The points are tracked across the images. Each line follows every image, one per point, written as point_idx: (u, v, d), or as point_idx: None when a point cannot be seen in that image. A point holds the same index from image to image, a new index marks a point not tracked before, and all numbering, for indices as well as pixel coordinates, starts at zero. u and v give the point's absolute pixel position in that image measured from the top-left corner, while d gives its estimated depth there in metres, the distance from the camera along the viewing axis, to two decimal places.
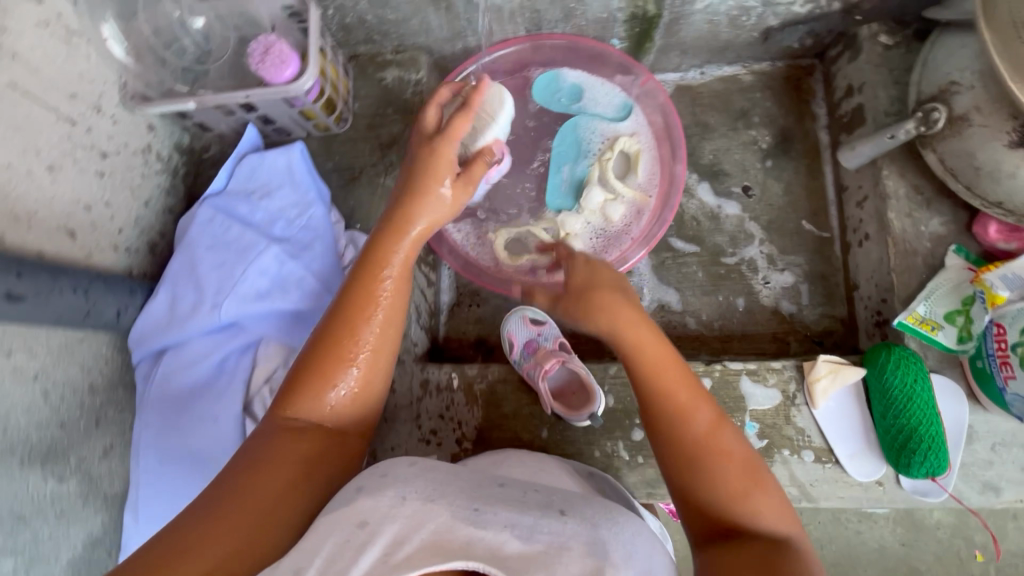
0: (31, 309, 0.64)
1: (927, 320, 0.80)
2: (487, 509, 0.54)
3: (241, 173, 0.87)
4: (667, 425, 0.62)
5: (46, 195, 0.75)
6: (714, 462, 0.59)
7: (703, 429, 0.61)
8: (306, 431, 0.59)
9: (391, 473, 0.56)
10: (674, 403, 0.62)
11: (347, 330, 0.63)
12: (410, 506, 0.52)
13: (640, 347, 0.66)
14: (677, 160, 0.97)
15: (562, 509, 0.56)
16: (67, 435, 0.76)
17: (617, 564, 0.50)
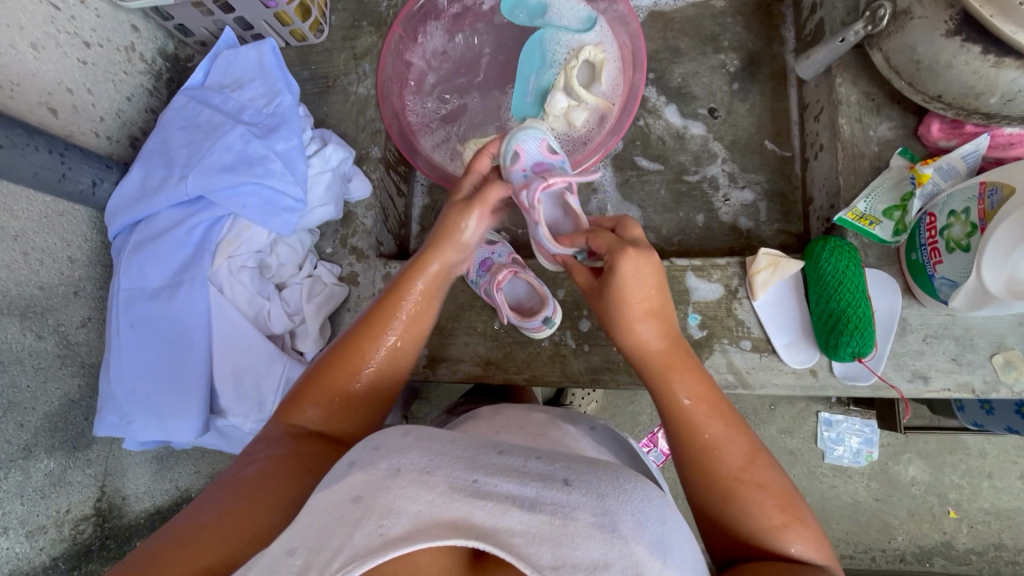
0: (9, 159, 0.69)
1: (867, 216, 0.83)
2: (487, 479, 0.48)
3: (217, 68, 0.92)
4: (697, 440, 0.59)
5: (28, 70, 0.80)
6: (722, 454, 0.58)
7: (731, 445, 0.58)
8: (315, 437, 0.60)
9: (385, 444, 0.50)
10: (705, 411, 0.60)
11: (369, 344, 0.65)
12: (404, 479, 0.46)
13: (664, 360, 0.64)
14: (638, 73, 1.02)
15: (567, 478, 0.48)
16: (46, 297, 0.82)
17: (629, 537, 0.44)
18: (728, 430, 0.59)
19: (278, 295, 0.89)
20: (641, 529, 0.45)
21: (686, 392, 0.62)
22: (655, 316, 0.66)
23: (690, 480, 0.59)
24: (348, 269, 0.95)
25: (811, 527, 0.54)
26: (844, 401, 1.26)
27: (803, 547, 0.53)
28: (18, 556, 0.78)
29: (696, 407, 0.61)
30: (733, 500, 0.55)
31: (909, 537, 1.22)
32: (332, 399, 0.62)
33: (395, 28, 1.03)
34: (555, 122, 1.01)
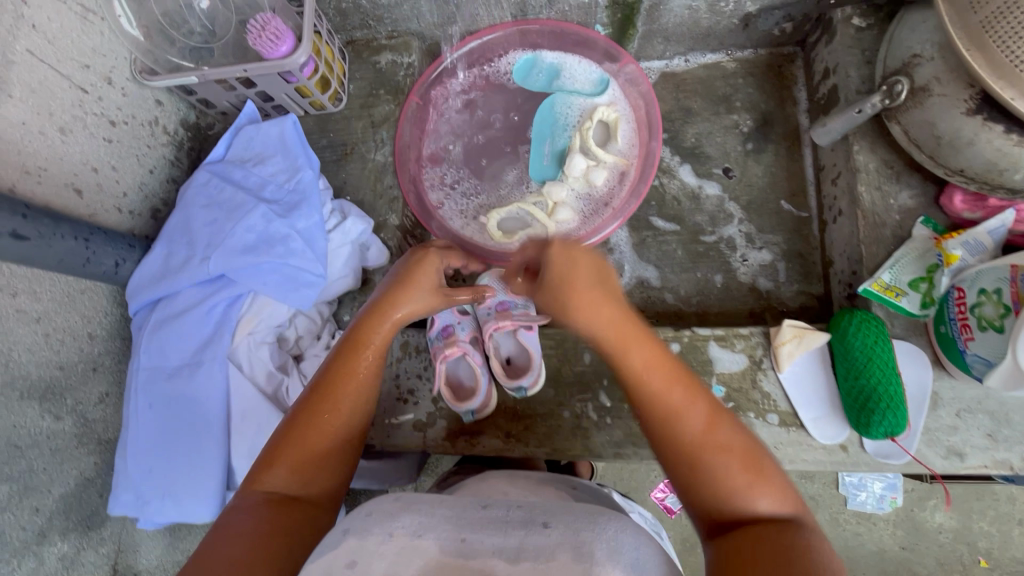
0: (35, 250, 0.70)
1: (892, 287, 0.82)
2: (474, 535, 0.48)
3: (239, 143, 0.94)
4: (659, 402, 0.56)
5: (56, 154, 0.81)
6: (692, 447, 0.54)
7: (695, 404, 0.56)
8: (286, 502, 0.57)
9: (376, 509, 0.51)
10: (662, 367, 0.57)
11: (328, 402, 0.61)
12: (397, 543, 0.47)
13: (614, 295, 0.61)
14: (654, 138, 1.02)
15: (545, 521, 0.49)
16: (65, 376, 0.82)
17: (607, 564, 0.44)
18: (688, 397, 0.56)
19: (296, 369, 0.88)
20: (619, 556, 0.45)
21: (642, 358, 0.57)
22: (595, 272, 0.62)
23: (653, 405, 0.56)
24: None
25: (784, 489, 0.52)
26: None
27: (766, 506, 0.51)
28: None
29: (649, 379, 0.56)
30: (702, 477, 0.53)
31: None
32: (296, 460, 0.58)
33: (412, 97, 1.05)
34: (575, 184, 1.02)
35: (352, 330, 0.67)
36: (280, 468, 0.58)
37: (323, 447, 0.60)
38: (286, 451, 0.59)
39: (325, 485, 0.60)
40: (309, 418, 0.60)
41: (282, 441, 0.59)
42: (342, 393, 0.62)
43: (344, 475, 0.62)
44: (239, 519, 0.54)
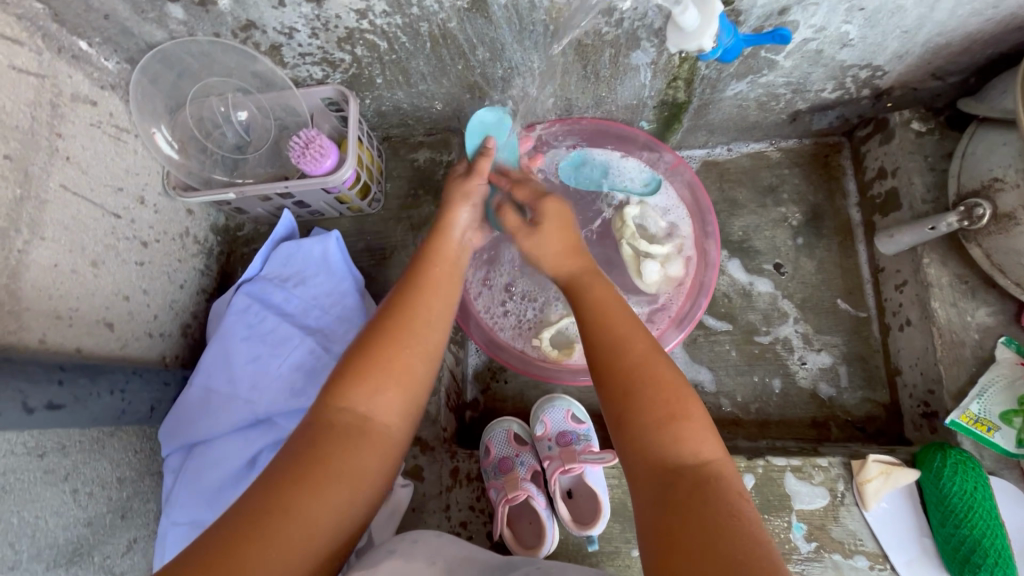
0: (70, 415, 0.64)
1: (983, 420, 0.78)
2: None
3: (277, 258, 0.87)
4: (660, 435, 0.59)
5: (88, 290, 0.75)
6: (658, 431, 0.59)
7: (703, 444, 0.59)
8: (350, 426, 0.60)
9: None
10: (668, 404, 0.60)
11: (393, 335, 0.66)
12: None
13: (620, 330, 0.66)
14: (709, 239, 1.00)
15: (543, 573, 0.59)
16: (93, 532, 0.75)
17: None
18: (694, 434, 0.59)
19: None
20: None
21: (665, 374, 0.62)
22: (609, 298, 0.71)
23: (642, 459, 0.59)
24: (412, 463, 0.88)
25: (762, 531, 0.52)
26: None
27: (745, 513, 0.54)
28: None
29: (650, 371, 0.62)
30: (692, 514, 0.53)
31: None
32: (371, 376, 0.62)
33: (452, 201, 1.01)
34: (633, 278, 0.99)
35: (423, 260, 0.76)
36: (356, 388, 0.62)
37: (399, 372, 0.64)
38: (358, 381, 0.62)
39: (400, 414, 0.63)
40: (385, 346, 0.65)
41: (353, 366, 0.63)
42: (415, 321, 0.68)
43: (417, 413, 0.66)
44: (309, 441, 0.58)
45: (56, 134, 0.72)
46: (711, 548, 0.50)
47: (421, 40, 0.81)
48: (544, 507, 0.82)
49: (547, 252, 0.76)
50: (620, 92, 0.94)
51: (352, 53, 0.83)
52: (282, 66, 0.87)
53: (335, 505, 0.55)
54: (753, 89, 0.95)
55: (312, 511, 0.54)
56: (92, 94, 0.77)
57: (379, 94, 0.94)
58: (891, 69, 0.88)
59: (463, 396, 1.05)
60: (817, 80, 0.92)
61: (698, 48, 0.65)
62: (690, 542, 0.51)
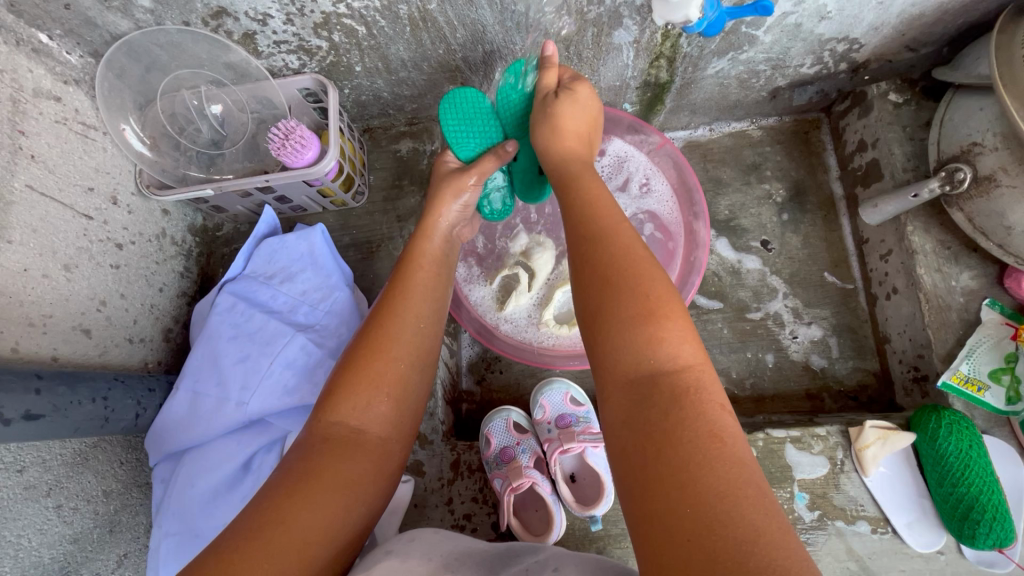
0: (49, 425, 0.60)
1: (973, 380, 0.79)
2: None
3: (260, 256, 0.85)
4: (637, 338, 0.55)
5: (61, 295, 0.72)
6: (636, 329, 0.55)
7: (683, 347, 0.54)
8: (348, 437, 0.58)
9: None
10: (648, 306, 0.56)
11: (385, 341, 0.65)
12: None
13: (608, 239, 0.62)
14: (698, 219, 1.00)
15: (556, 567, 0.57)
16: (79, 549, 0.72)
17: None
18: (676, 336, 0.55)
19: None
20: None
21: (646, 282, 0.58)
22: (600, 204, 0.67)
23: (614, 372, 0.55)
24: (412, 459, 0.87)
25: (745, 451, 0.48)
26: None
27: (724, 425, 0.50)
28: None
29: (635, 278, 0.58)
30: (668, 435, 0.49)
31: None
32: (369, 382, 0.61)
33: None
34: (539, 240, 0.99)
35: (407, 258, 0.75)
36: (348, 403, 0.60)
37: (389, 376, 0.63)
38: (352, 389, 0.61)
39: (391, 425, 0.62)
40: (375, 351, 0.63)
41: (346, 377, 0.62)
42: (400, 320, 0.67)
43: (410, 420, 0.64)
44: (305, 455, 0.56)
45: (19, 131, 0.68)
46: (689, 481, 0.46)
47: (400, 23, 0.79)
48: (549, 493, 0.80)
49: (558, 132, 0.75)
50: (603, 72, 0.93)
51: (329, 40, 0.81)
52: (256, 56, 0.84)
53: (332, 513, 0.52)
54: (734, 67, 0.94)
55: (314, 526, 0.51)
56: (55, 89, 0.74)
57: (358, 83, 0.91)
58: (867, 41, 0.89)
59: (458, 388, 1.03)
60: (796, 54, 0.92)
61: (685, 18, 0.69)
62: (671, 464, 0.47)
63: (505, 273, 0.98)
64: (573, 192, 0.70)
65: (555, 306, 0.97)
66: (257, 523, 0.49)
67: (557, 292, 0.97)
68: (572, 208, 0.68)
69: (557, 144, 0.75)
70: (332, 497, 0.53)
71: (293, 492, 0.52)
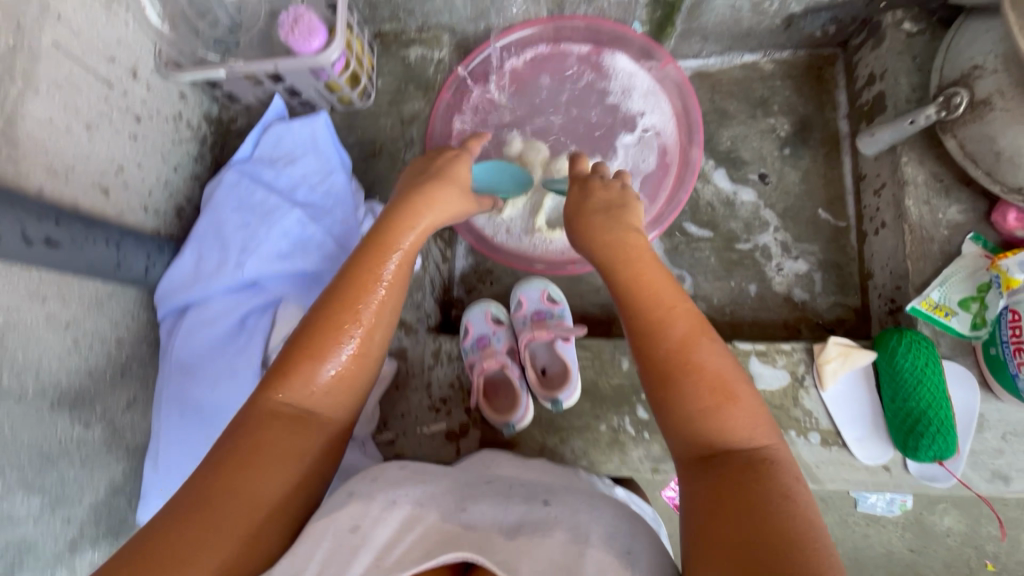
0: (66, 255, 0.67)
1: (941, 306, 0.80)
2: (473, 507, 0.58)
3: (267, 141, 0.90)
4: (702, 409, 0.54)
5: (83, 152, 0.78)
6: (704, 415, 0.54)
7: (751, 426, 0.53)
8: (295, 416, 0.57)
9: (382, 477, 0.61)
10: (716, 384, 0.55)
11: (347, 315, 0.62)
12: (400, 507, 0.56)
13: (669, 317, 0.60)
14: (694, 142, 1.00)
15: (546, 500, 0.60)
16: (95, 383, 0.80)
17: (587, 534, 0.53)
18: (741, 408, 0.54)
19: None
20: (609, 541, 0.53)
21: (711, 364, 0.56)
22: (659, 283, 0.63)
23: (684, 439, 0.54)
24: (397, 344, 0.93)
25: (811, 508, 0.48)
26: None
27: (787, 479, 0.50)
28: None
29: (691, 351, 0.57)
30: (741, 491, 0.48)
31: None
32: (315, 358, 0.59)
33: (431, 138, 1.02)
34: (532, 145, 0.98)
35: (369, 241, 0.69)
36: (296, 380, 0.58)
37: (337, 356, 0.60)
38: (300, 368, 0.59)
39: (343, 401, 0.61)
40: (330, 327, 0.61)
41: (297, 351, 0.60)
42: (360, 296, 0.63)
43: (360, 395, 0.63)
44: (236, 431, 0.54)
45: None
46: (761, 528, 0.46)
47: None
48: (518, 379, 0.87)
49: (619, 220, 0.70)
50: None
51: None
52: None
53: (275, 489, 0.53)
54: None
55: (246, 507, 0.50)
56: None
57: None
58: None
59: (449, 292, 1.08)
60: None
61: None
62: (745, 514, 0.47)
63: (502, 178, 0.99)
64: (633, 267, 0.65)
65: (546, 212, 0.99)
66: (198, 500, 0.49)
67: (547, 197, 0.97)
68: (626, 277, 0.65)
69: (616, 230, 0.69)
70: (272, 478, 0.53)
71: (229, 463, 0.52)
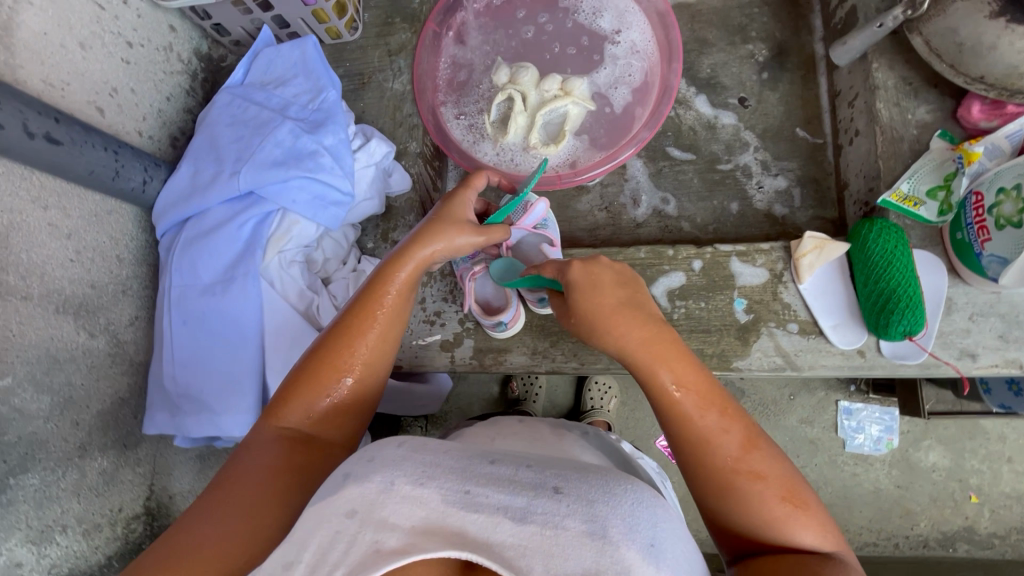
0: (66, 155, 0.70)
1: (910, 197, 0.84)
2: (478, 489, 0.49)
3: (258, 66, 0.92)
4: (737, 498, 0.53)
5: (78, 70, 0.80)
6: (747, 498, 0.53)
7: (792, 517, 0.52)
8: (294, 442, 0.59)
9: (379, 456, 0.51)
10: (731, 470, 0.54)
11: (343, 345, 0.63)
12: (398, 495, 0.47)
13: (679, 400, 0.58)
14: (673, 62, 1.01)
15: (557, 487, 0.50)
16: (97, 296, 0.83)
17: (619, 543, 0.45)
18: (764, 486, 0.53)
19: (325, 290, 0.91)
20: (633, 534, 0.46)
21: (732, 454, 0.55)
22: (677, 361, 0.59)
23: (724, 528, 0.54)
24: None
25: None
26: (863, 391, 1.30)
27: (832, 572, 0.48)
28: (76, 555, 0.77)
29: (704, 438, 0.56)
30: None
31: (934, 525, 1.25)
32: (312, 387, 0.60)
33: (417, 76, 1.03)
34: (519, 65, 0.98)
35: (362, 292, 0.66)
36: (294, 407, 0.60)
37: (332, 382, 0.61)
38: (299, 394, 0.60)
39: (343, 429, 0.62)
40: (331, 350, 0.62)
41: (299, 377, 0.62)
42: (362, 328, 0.64)
43: (359, 419, 0.64)
44: (240, 454, 0.58)
45: None
46: None
47: None
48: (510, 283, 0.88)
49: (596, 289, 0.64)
50: None
51: None
52: None
53: (263, 505, 0.53)
54: None
55: (216, 526, 0.51)
56: None
57: None
58: None
59: None
60: None
61: None
62: None
63: (497, 100, 0.98)
64: (652, 357, 0.60)
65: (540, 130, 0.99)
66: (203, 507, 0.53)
67: (541, 114, 0.97)
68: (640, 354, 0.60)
69: (605, 313, 0.62)
70: (241, 504, 0.53)
71: (222, 484, 0.55)
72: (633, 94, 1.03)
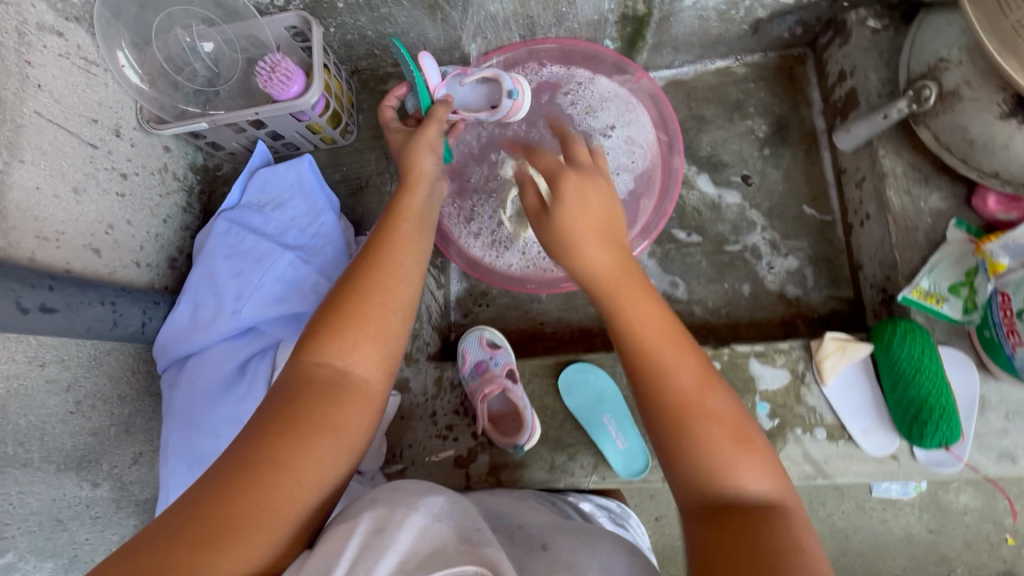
0: (62, 320, 0.68)
1: (932, 294, 0.82)
2: (485, 532, 0.54)
3: (253, 186, 0.90)
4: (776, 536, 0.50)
5: (72, 214, 0.79)
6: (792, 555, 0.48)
7: None
8: (330, 382, 0.57)
9: (403, 487, 0.55)
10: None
11: (371, 294, 0.61)
12: (424, 518, 0.51)
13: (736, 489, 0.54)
14: (674, 153, 1.01)
15: (545, 545, 0.56)
16: (99, 442, 0.80)
17: None
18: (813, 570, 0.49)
19: None
20: None
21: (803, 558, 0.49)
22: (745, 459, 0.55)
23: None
24: (398, 375, 0.94)
25: None
26: None
27: None
28: None
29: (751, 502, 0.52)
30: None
31: None
32: (342, 330, 0.59)
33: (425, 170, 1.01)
34: None
35: (375, 248, 0.65)
36: (328, 348, 0.59)
37: (366, 325, 0.60)
38: (322, 343, 0.59)
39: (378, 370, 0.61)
40: (353, 299, 0.61)
41: (318, 333, 0.59)
42: (389, 278, 0.63)
43: (392, 364, 0.62)
44: (277, 399, 0.56)
45: (26, 61, 0.73)
46: None
47: None
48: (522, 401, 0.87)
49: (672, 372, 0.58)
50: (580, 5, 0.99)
51: None
52: None
53: (314, 453, 0.53)
54: None
55: (267, 490, 0.50)
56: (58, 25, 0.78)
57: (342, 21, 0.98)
58: None
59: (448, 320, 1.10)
60: None
61: None
62: None
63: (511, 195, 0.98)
64: (715, 452, 0.55)
65: None
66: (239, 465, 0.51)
67: None
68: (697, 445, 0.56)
69: (663, 359, 0.58)
70: (288, 463, 0.52)
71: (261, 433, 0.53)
72: (639, 177, 1.02)
